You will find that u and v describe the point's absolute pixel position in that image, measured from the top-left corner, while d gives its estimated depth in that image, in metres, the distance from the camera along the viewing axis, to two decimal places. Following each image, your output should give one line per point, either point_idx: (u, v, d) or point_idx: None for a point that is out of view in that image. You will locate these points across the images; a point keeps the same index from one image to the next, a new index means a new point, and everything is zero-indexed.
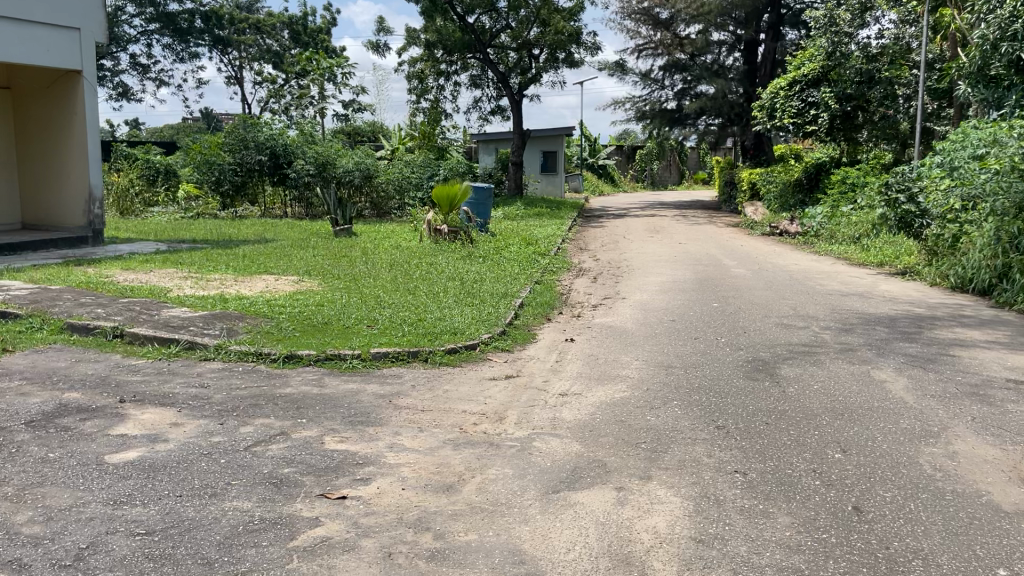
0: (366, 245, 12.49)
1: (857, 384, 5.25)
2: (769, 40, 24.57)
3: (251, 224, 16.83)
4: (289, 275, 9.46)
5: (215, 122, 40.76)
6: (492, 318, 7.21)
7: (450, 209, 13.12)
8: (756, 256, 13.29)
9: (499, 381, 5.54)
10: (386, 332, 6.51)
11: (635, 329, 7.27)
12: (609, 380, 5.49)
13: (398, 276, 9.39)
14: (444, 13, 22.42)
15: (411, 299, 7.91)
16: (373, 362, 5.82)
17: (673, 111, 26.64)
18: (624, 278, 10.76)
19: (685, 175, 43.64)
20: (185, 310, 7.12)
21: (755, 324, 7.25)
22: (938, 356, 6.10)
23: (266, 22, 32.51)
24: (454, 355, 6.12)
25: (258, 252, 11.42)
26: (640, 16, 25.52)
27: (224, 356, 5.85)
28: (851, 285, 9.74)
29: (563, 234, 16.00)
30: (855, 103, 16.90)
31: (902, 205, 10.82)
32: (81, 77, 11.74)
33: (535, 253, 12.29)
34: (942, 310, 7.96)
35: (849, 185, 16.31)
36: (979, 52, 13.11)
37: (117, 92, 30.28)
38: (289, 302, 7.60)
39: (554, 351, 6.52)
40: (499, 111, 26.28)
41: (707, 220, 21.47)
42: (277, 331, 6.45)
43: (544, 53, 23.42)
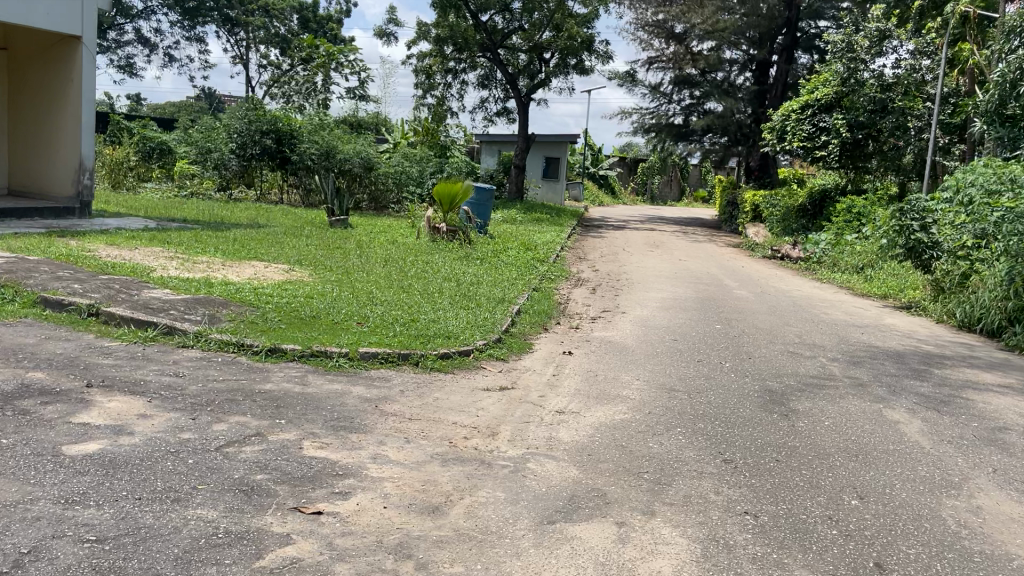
0: (361, 238, 12.18)
1: (870, 423, 4.97)
2: (782, 63, 24.18)
3: (245, 208, 16.48)
4: (279, 262, 9.13)
5: (217, 103, 40.37)
6: (487, 323, 6.90)
7: (450, 207, 12.79)
8: (757, 279, 13.04)
9: (492, 392, 5.23)
10: (377, 331, 6.20)
11: (635, 346, 6.97)
12: (609, 400, 5.19)
13: (391, 272, 9.08)
14: (456, 10, 22.09)
15: (404, 298, 7.60)
16: (360, 363, 5.51)
17: (679, 126, 26.39)
18: (623, 292, 10.49)
19: (685, 192, 43.39)
20: (167, 292, 6.79)
21: (760, 350, 6.97)
22: (951, 397, 5.83)
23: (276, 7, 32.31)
24: (445, 361, 5.82)
25: (249, 237, 11.09)
26: (654, 28, 25.31)
27: (203, 345, 5.53)
28: (856, 316, 9.47)
29: (562, 242, 15.74)
30: (866, 132, 16.55)
31: (914, 234, 10.48)
32: (80, 43, 11.39)
33: (533, 259, 12.02)
34: (951, 350, 7.70)
35: (854, 215, 16.10)
36: (996, 89, 12.84)
37: (120, 64, 29.89)
38: (277, 291, 7.28)
39: (550, 363, 6.22)
40: (505, 113, 26.02)
41: (708, 238, 21.22)
42: (262, 322, 6.13)
43: (555, 57, 23.13)
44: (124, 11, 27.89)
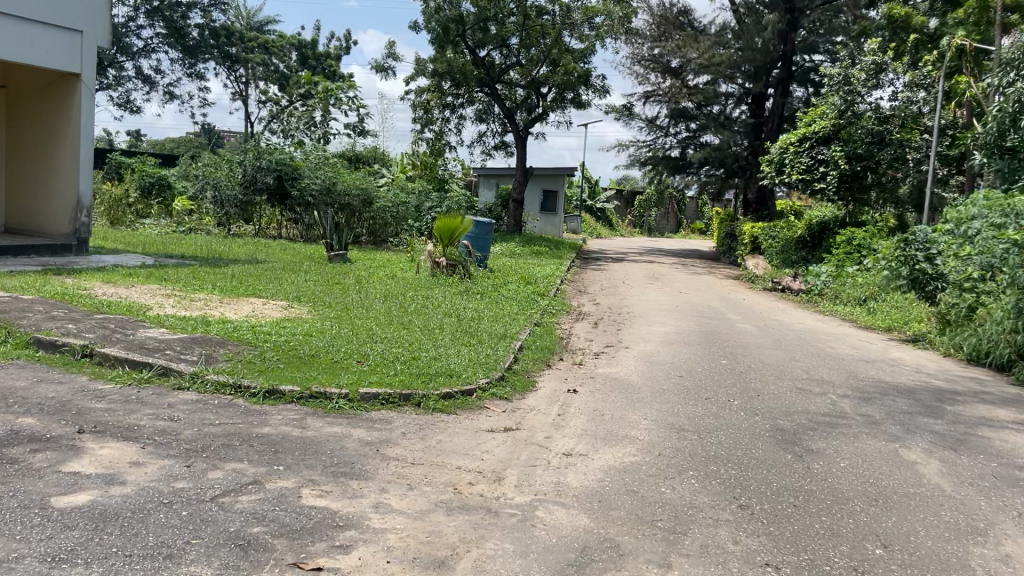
0: (361, 274, 12.07)
1: (887, 465, 4.83)
2: (779, 96, 24.05)
3: (243, 243, 16.39)
4: (278, 299, 9.02)
5: (217, 139, 40.59)
6: (490, 361, 6.76)
7: (449, 242, 12.62)
8: (760, 312, 12.93)
9: (496, 434, 5.08)
10: (377, 370, 6.05)
11: (641, 384, 6.83)
12: (617, 441, 5.04)
13: (391, 308, 8.95)
14: (455, 45, 22.21)
15: (404, 335, 7.46)
16: (361, 404, 5.35)
17: (677, 159, 26.47)
18: (625, 326, 10.37)
19: (682, 223, 43.44)
20: (163, 331, 6.66)
21: (769, 387, 6.82)
22: (968, 435, 5.67)
23: (275, 44, 32.76)
24: (447, 401, 5.67)
25: (247, 273, 10.99)
26: (650, 62, 25.44)
27: (199, 387, 5.38)
28: (862, 350, 9.34)
29: (562, 276, 15.64)
30: (865, 164, 16.57)
31: (919, 264, 10.49)
32: (79, 80, 11.36)
33: (534, 293, 11.91)
34: (961, 385, 7.55)
35: (855, 247, 16.02)
36: (994, 123, 12.80)
37: (120, 101, 29.99)
38: (275, 329, 7.13)
39: (555, 402, 6.07)
40: (503, 147, 26.10)
41: (707, 270, 21.13)
42: (260, 361, 5.99)
43: (552, 92, 23.23)
44: (124, 49, 28.09)
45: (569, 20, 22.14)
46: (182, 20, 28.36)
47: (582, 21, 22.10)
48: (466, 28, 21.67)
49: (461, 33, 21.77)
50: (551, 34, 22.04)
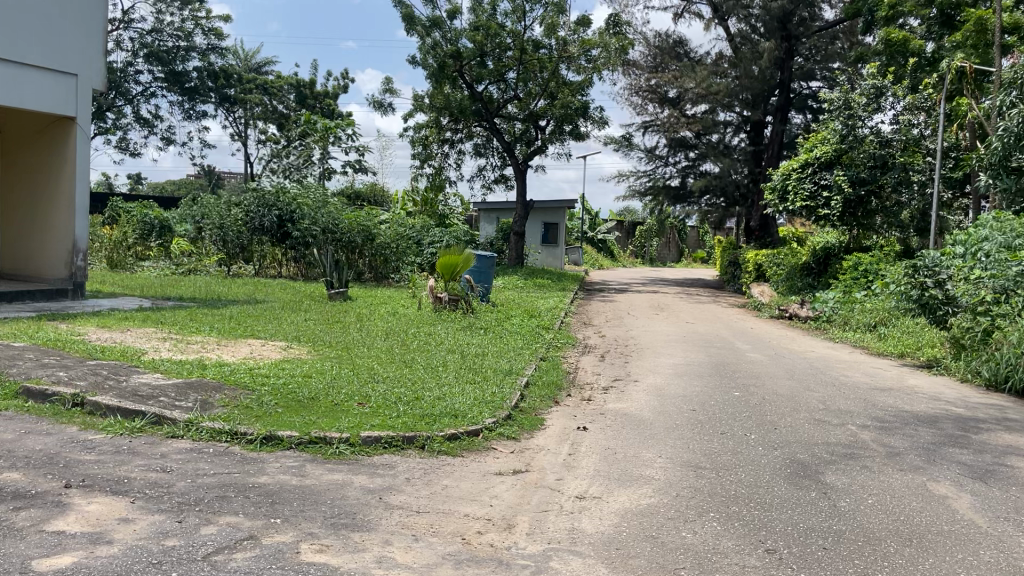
0: (362, 311, 11.87)
1: (918, 500, 4.58)
2: (777, 122, 24.23)
3: (244, 283, 16.23)
4: (277, 340, 8.82)
5: (217, 180, 40.72)
6: (496, 399, 6.52)
7: (451, 277, 12.50)
8: (769, 341, 12.70)
9: (505, 477, 4.85)
10: (380, 412, 5.83)
11: (653, 419, 6.60)
12: (632, 482, 4.81)
13: (393, 346, 8.74)
14: (452, 81, 22.22)
15: (407, 374, 7.25)
16: (363, 448, 5.13)
17: (677, 188, 26.39)
18: (633, 358, 10.14)
19: (684, 253, 43.30)
20: (157, 376, 6.46)
21: (786, 420, 6.58)
22: (999, 464, 5.40)
23: (274, 83, 33.35)
24: (453, 442, 5.44)
25: (245, 313, 10.80)
26: (648, 93, 25.49)
27: (193, 435, 5.17)
28: (878, 378, 9.10)
29: (565, 308, 15.42)
30: (869, 188, 16.46)
31: (930, 290, 10.30)
32: (74, 124, 11.31)
33: (539, 327, 11.70)
34: (983, 412, 7.29)
35: (861, 272, 15.80)
36: (999, 142, 12.61)
37: (119, 144, 30.03)
38: (274, 371, 6.92)
39: (565, 441, 5.83)
40: (503, 180, 26.06)
41: (712, 299, 20.92)
42: (257, 406, 5.77)
43: (551, 124, 23.27)
44: (123, 93, 28.20)
45: (566, 53, 22.20)
46: (181, 64, 28.48)
47: (579, 53, 22.14)
48: (464, 63, 21.72)
49: (458, 68, 21.79)
50: (549, 67, 22.10)
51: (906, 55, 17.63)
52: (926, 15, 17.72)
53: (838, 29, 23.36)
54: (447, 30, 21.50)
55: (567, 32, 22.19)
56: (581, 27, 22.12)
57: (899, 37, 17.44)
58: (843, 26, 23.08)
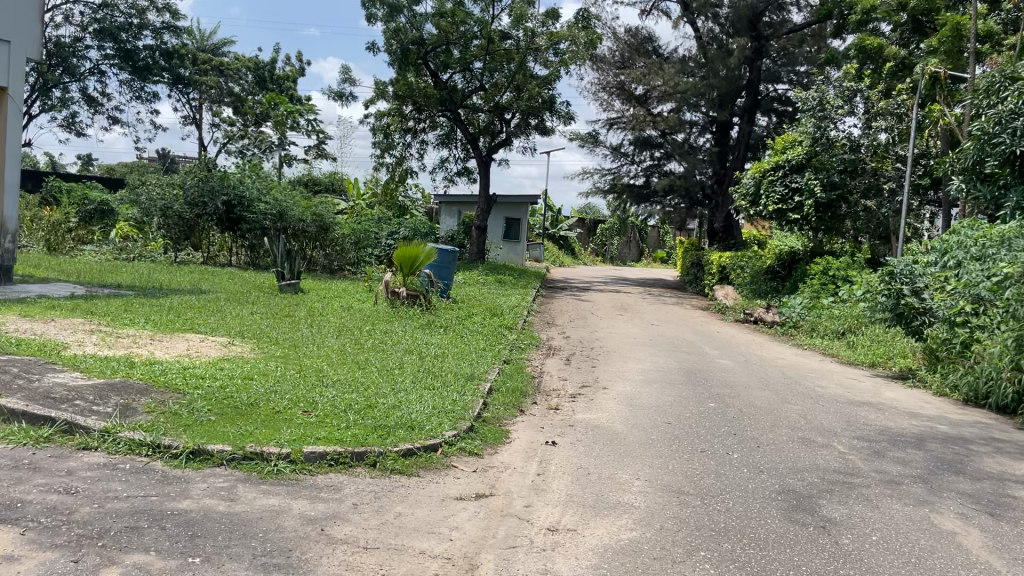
0: (315, 305, 11.18)
1: (926, 536, 4.14)
2: (744, 124, 23.88)
3: (190, 272, 15.35)
4: (218, 334, 8.12)
5: (170, 163, 39.27)
6: (456, 408, 5.93)
7: (410, 271, 11.90)
8: (737, 346, 12.34)
9: (467, 503, 4.27)
10: (328, 422, 5.21)
11: (627, 432, 6.09)
12: (609, 510, 4.28)
13: (344, 345, 8.08)
14: (416, 68, 21.44)
15: (359, 377, 6.63)
16: (305, 467, 4.51)
17: (641, 187, 26.09)
18: (600, 362, 9.66)
19: (644, 253, 43.05)
20: (76, 375, 5.74)
21: (767, 437, 6.16)
22: (1001, 496, 5.05)
23: (230, 66, 32.22)
24: (408, 459, 4.85)
25: (187, 305, 10.06)
26: (615, 90, 25.08)
27: (108, 448, 4.52)
28: (854, 390, 8.75)
29: (528, 306, 14.90)
30: (839, 193, 16.04)
31: (906, 298, 9.81)
32: (6, 95, 10.40)
33: (501, 326, 11.15)
34: (969, 430, 6.95)
35: (830, 278, 15.51)
36: (975, 145, 12.10)
37: (65, 123, 28.65)
38: (210, 372, 6.24)
39: (533, 458, 5.27)
40: (466, 173, 25.43)
41: (675, 300, 20.57)
42: (186, 414, 5.10)
43: (516, 117, 22.77)
44: (70, 69, 26.78)
45: (534, 46, 21.56)
46: (133, 42, 27.13)
47: (547, 47, 21.52)
48: (427, 51, 21.04)
49: (422, 55, 21.09)
50: (515, 59, 21.48)
51: (879, 59, 17.55)
52: (898, 21, 17.47)
53: (807, 32, 23.08)
54: (411, 15, 20.66)
55: (535, 24, 21.58)
56: (550, 19, 21.54)
57: (874, 44, 17.40)
58: (811, 30, 22.82)
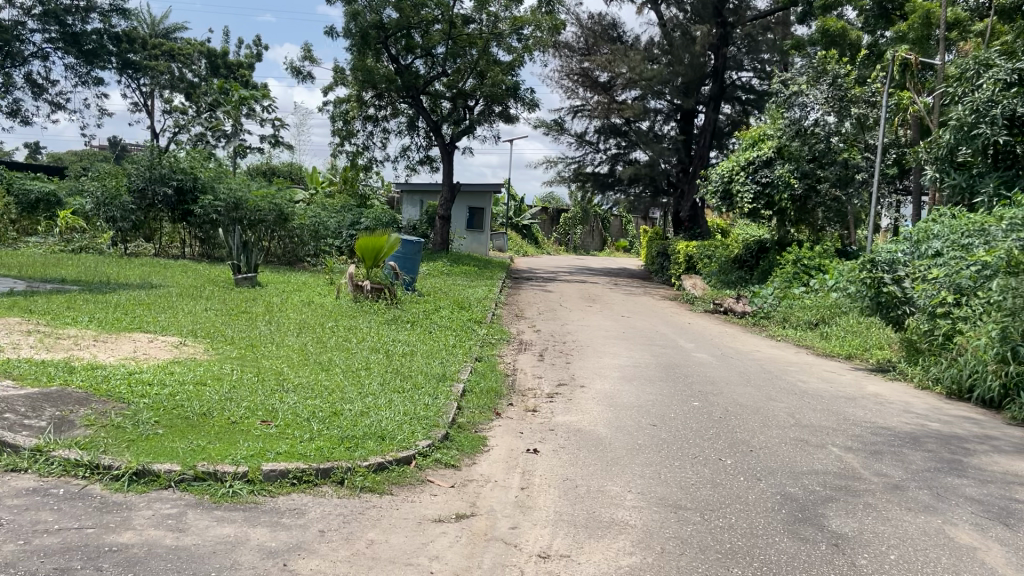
0: (273, 300, 10.62)
1: (946, 554, 3.82)
2: (709, 111, 23.55)
3: (141, 264, 14.63)
4: (168, 334, 7.54)
5: (121, 150, 37.89)
6: (429, 413, 5.51)
7: (374, 263, 11.38)
8: (711, 338, 12.10)
9: (447, 526, 3.85)
10: (290, 433, 4.75)
11: (611, 436, 5.74)
12: (604, 530, 3.90)
13: (307, 343, 7.59)
14: (376, 53, 20.75)
15: (324, 380, 6.16)
16: (265, 487, 4.05)
17: (605, 175, 25.80)
18: (573, 357, 9.30)
19: (607, 241, 42.72)
20: (6, 385, 5.17)
21: (758, 439, 5.88)
22: (1009, 501, 4.84)
23: (182, 51, 31.18)
24: (380, 475, 4.41)
25: (134, 301, 9.42)
26: (579, 77, 24.76)
27: (40, 469, 4.01)
28: (836, 384, 8.54)
29: (495, 298, 14.47)
30: (809, 183, 15.81)
31: (887, 287, 9.57)
32: None
33: (469, 320, 10.72)
34: (961, 428, 6.78)
35: (801, 267, 15.38)
36: (950, 133, 11.84)
37: (8, 110, 27.41)
38: (159, 378, 5.71)
39: (514, 468, 4.87)
40: (429, 161, 24.87)
41: (641, 290, 20.27)
42: (130, 427, 4.59)
43: (480, 104, 22.25)
44: (12, 54, 25.59)
45: (497, 31, 21.09)
46: (80, 25, 25.88)
47: (510, 32, 21.05)
48: (387, 35, 20.39)
49: (382, 39, 20.45)
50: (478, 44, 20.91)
51: (844, 45, 17.55)
52: (864, 6, 17.31)
53: (771, 20, 22.61)
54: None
55: (498, 8, 21.08)
56: (513, 3, 21.03)
57: (838, 27, 17.39)
58: (775, 17, 22.61)
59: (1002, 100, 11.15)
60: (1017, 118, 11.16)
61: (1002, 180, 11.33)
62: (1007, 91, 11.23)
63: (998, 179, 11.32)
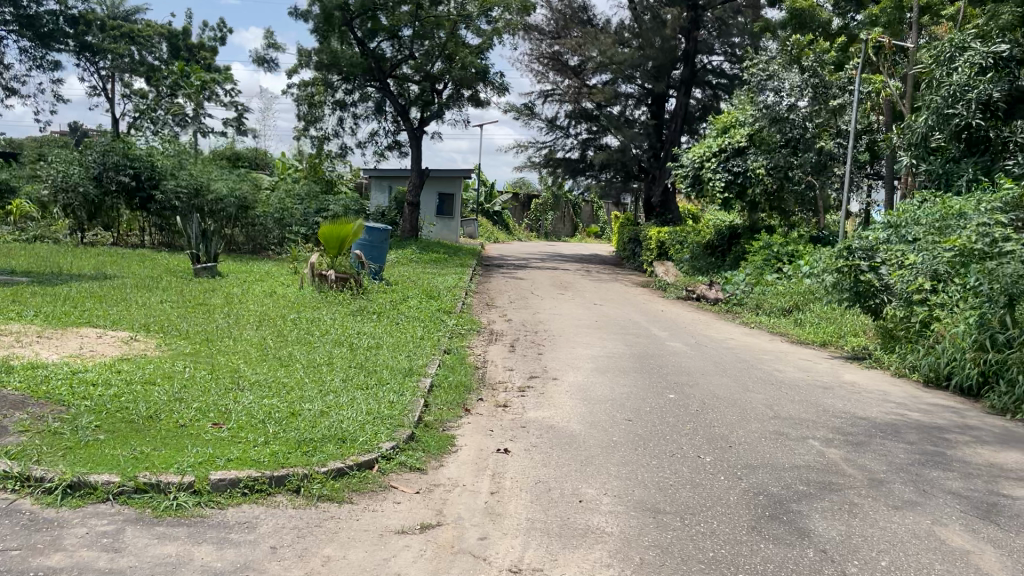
0: (233, 291, 10.21)
1: (939, 559, 3.63)
2: (681, 95, 23.33)
3: (98, 254, 14.10)
4: (118, 329, 7.15)
5: (80, 135, 36.75)
6: (393, 412, 5.21)
7: (338, 252, 11.03)
8: (685, 326, 11.92)
9: (410, 538, 3.57)
10: (244, 437, 4.43)
11: (584, 433, 5.48)
12: (580, 539, 3.65)
13: (267, 337, 7.25)
14: (341, 35, 20.25)
15: (282, 377, 5.83)
16: (213, 499, 3.74)
17: (576, 161, 25.52)
18: (545, 347, 9.04)
19: (578, 227, 42.53)
20: None
21: (737, 433, 5.66)
22: (995, 496, 4.68)
23: (142, 34, 30.26)
24: (339, 482, 4.11)
25: (86, 293, 8.97)
26: (549, 60, 24.39)
27: None
28: (812, 373, 8.37)
29: (465, 286, 14.14)
30: (782, 169, 15.67)
31: (865, 274, 9.40)
32: None
33: (438, 309, 10.41)
34: (941, 418, 6.64)
35: (771, 253, 15.27)
36: (925, 118, 11.69)
37: None
38: (104, 377, 5.35)
39: (483, 471, 4.60)
40: (397, 146, 24.40)
41: (612, 277, 20.04)
42: (68, 433, 4.24)
43: (448, 88, 21.78)
44: None
45: (465, 13, 20.62)
46: (34, 7, 24.79)
47: (478, 14, 20.63)
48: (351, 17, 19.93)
49: (346, 20, 20.01)
50: (446, 26, 20.45)
51: (814, 26, 17.39)
52: None
53: None
54: None
55: None
56: None
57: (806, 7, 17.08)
58: None
59: (979, 84, 11.05)
60: (991, 102, 11.15)
61: (980, 165, 11.35)
62: (981, 77, 11.12)
63: (975, 163, 11.24)
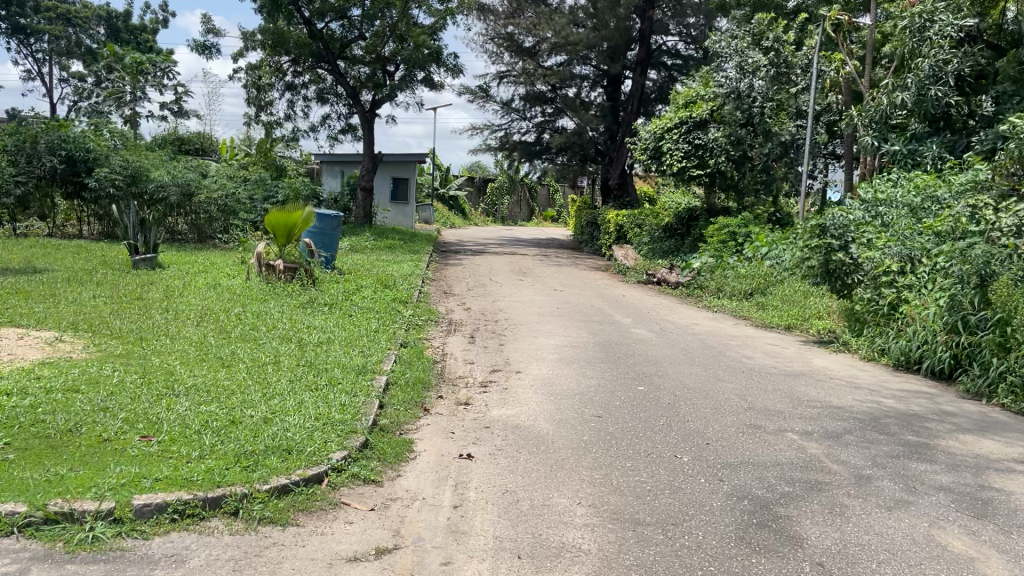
0: (173, 283, 9.61)
1: (945, 570, 3.33)
2: (636, 76, 22.75)
3: (30, 245, 13.28)
4: (42, 329, 6.56)
5: None
6: (345, 416, 4.77)
7: (287, 240, 10.44)
8: (647, 311, 11.61)
9: (364, 567, 3.17)
10: (175, 451, 3.96)
11: (553, 433, 5.10)
12: (554, 560, 3.28)
13: (209, 334, 6.74)
14: (289, 14, 19.47)
15: (222, 379, 5.34)
16: (136, 527, 3.28)
17: (532, 144, 25.08)
18: (505, 338, 8.66)
19: (535, 211, 42.18)
20: None
21: (712, 429, 5.34)
22: (985, 490, 4.43)
23: (78, 14, 28.91)
24: (283, 501, 3.68)
25: (10, 289, 8.31)
26: (503, 41, 23.79)
27: None
28: (781, 359, 8.12)
29: (421, 274, 13.65)
30: (745, 148, 15.63)
31: (836, 254, 8.87)
32: None
33: (393, 299, 9.93)
34: (916, 404, 6.42)
35: (730, 235, 15.02)
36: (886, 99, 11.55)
37: None
38: (20, 385, 4.81)
39: (445, 480, 4.20)
40: (350, 130, 23.71)
41: (570, 261, 19.71)
42: None
43: (400, 70, 20.99)
44: None
45: None
46: None
47: None
48: None
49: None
50: (397, 5, 19.81)
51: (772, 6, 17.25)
52: None
53: None
54: None
55: None
56: None
57: None
58: None
59: (949, 59, 10.95)
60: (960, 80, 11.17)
61: (945, 144, 11.24)
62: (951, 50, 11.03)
63: (941, 142, 11.19)
